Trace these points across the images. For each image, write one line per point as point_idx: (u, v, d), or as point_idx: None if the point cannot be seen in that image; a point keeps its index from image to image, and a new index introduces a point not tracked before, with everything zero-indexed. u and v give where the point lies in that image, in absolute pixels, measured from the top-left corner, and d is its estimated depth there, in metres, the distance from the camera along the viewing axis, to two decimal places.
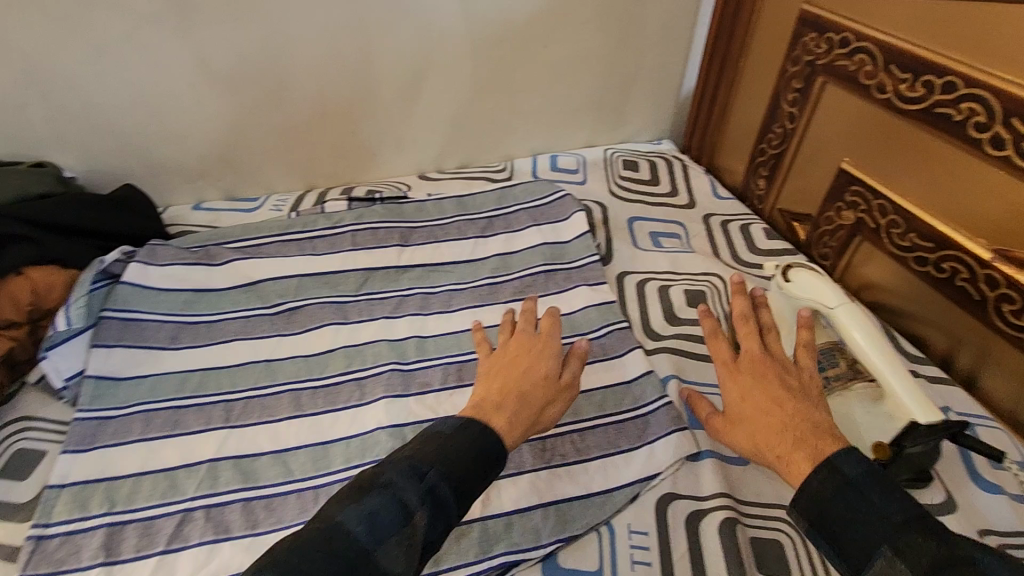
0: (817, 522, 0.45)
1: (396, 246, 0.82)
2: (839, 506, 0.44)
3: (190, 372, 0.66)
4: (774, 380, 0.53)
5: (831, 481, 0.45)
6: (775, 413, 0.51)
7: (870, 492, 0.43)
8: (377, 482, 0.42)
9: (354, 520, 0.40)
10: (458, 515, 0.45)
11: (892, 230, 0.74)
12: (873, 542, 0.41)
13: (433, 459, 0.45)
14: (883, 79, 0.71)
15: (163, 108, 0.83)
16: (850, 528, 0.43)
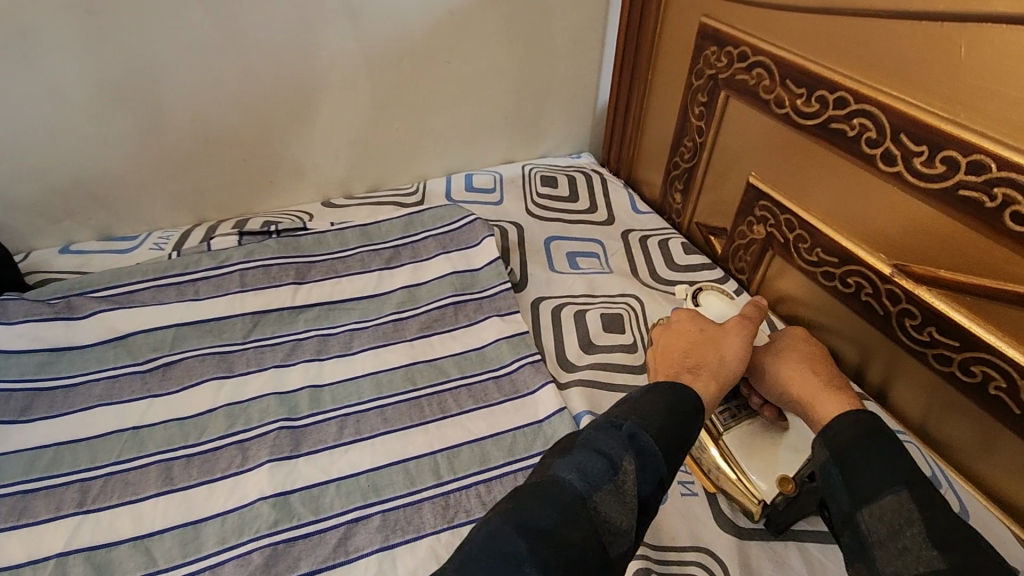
0: (838, 451, 0.48)
1: (291, 285, 0.75)
2: (862, 445, 0.47)
3: (41, 449, 0.58)
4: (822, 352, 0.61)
5: (865, 423, 0.48)
6: (822, 366, 0.58)
7: (898, 446, 0.46)
8: (579, 441, 0.44)
9: (562, 472, 0.41)
10: (669, 468, 0.45)
11: (800, 244, 0.74)
12: (887, 484, 0.45)
13: (636, 412, 0.46)
14: (780, 94, 0.70)
15: (13, 142, 0.74)
16: (867, 464, 0.46)
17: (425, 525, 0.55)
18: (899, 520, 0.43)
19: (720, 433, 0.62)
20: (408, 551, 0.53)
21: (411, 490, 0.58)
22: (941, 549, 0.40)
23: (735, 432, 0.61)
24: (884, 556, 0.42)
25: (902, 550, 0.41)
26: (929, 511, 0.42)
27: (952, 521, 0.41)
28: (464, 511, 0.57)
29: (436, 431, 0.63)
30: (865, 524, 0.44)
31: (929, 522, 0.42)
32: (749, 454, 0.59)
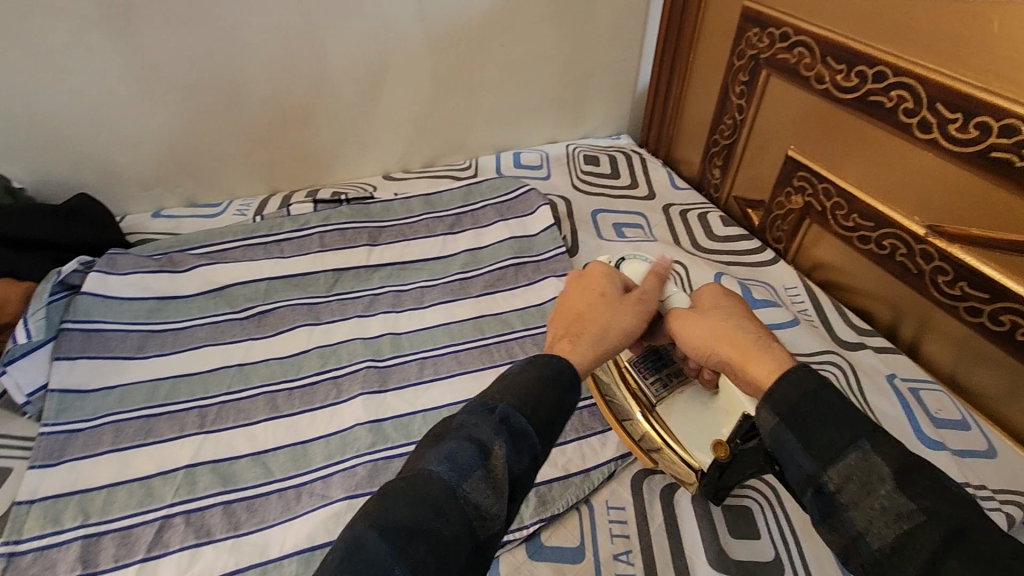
0: (788, 413, 0.41)
1: (365, 246, 0.82)
2: (811, 403, 0.41)
3: (160, 380, 0.65)
4: (743, 307, 0.54)
5: (808, 382, 0.42)
6: (744, 323, 0.50)
7: (846, 398, 0.41)
8: (451, 427, 0.41)
9: (431, 464, 0.38)
10: (545, 446, 0.42)
11: (837, 211, 0.79)
12: (838, 442, 0.39)
13: (509, 391, 0.43)
14: (821, 70, 0.75)
15: (114, 114, 0.80)
16: (824, 423, 0.40)
17: None
18: (866, 476, 0.38)
19: (653, 405, 0.61)
20: None
21: None
22: (918, 501, 0.36)
23: (668, 403, 0.61)
24: (862, 520, 0.37)
25: (878, 511, 0.37)
26: (897, 463, 0.37)
27: (920, 469, 0.37)
28: None
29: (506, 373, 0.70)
30: (833, 486, 0.39)
31: (900, 475, 0.37)
32: (684, 421, 0.59)
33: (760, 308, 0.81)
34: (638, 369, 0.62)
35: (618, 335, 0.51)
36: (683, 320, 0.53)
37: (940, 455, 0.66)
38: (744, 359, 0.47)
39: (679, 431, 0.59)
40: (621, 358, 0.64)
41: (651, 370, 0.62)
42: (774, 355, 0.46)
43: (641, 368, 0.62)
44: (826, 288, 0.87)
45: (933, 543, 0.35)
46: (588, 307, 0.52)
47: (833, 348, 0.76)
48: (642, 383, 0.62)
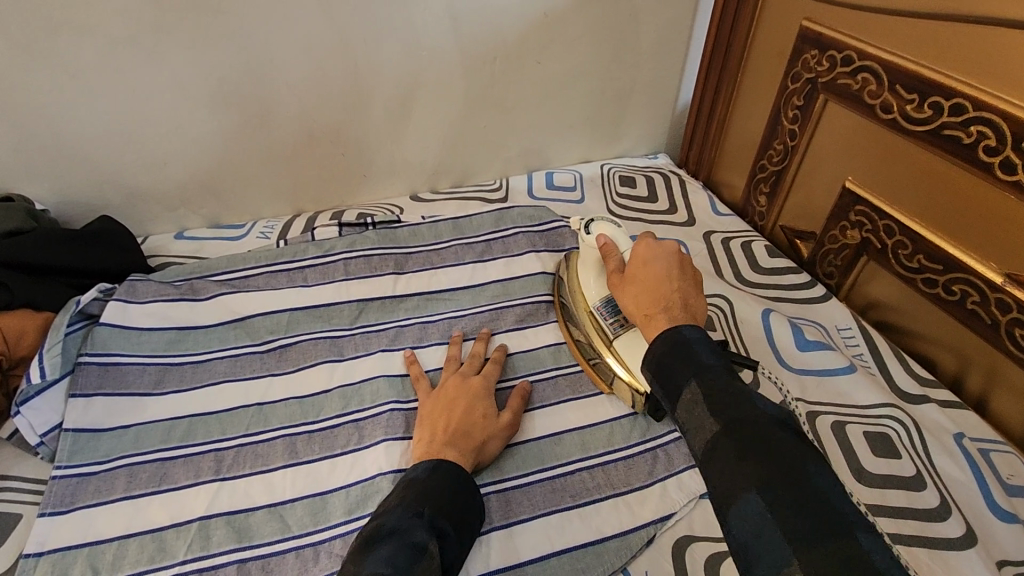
0: (651, 365, 0.52)
1: (391, 274, 0.78)
2: (666, 353, 0.51)
3: (177, 420, 0.62)
4: (674, 263, 0.61)
5: (667, 337, 0.52)
6: (660, 285, 0.58)
7: (688, 347, 0.50)
8: (383, 532, 0.47)
9: (375, 568, 0.43)
10: (463, 547, 0.50)
11: (899, 250, 0.73)
12: (680, 381, 0.48)
13: (425, 498, 0.50)
14: (888, 99, 0.69)
15: (139, 134, 0.78)
16: (669, 369, 0.50)
17: (536, 505, 0.59)
18: (689, 401, 0.47)
19: (610, 340, 0.67)
20: (524, 530, 0.57)
21: (520, 473, 0.61)
22: (718, 414, 0.44)
23: (623, 338, 0.66)
24: (691, 438, 0.46)
25: (698, 429, 0.45)
26: (711, 388, 0.46)
27: (732, 390, 0.45)
28: (571, 495, 0.60)
29: (537, 420, 0.66)
30: (678, 418, 0.48)
31: (713, 398, 0.45)
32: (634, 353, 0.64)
33: (812, 351, 0.75)
34: (600, 311, 0.68)
35: (500, 427, 0.61)
36: (619, 285, 0.63)
37: (1014, 529, 0.60)
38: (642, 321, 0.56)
39: (628, 360, 0.64)
40: (587, 300, 0.70)
41: (611, 313, 0.67)
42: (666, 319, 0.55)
43: (601, 310, 0.68)
44: (882, 330, 0.80)
45: (720, 444, 0.43)
46: (462, 410, 0.61)
47: (894, 400, 0.70)
48: (603, 323, 0.67)
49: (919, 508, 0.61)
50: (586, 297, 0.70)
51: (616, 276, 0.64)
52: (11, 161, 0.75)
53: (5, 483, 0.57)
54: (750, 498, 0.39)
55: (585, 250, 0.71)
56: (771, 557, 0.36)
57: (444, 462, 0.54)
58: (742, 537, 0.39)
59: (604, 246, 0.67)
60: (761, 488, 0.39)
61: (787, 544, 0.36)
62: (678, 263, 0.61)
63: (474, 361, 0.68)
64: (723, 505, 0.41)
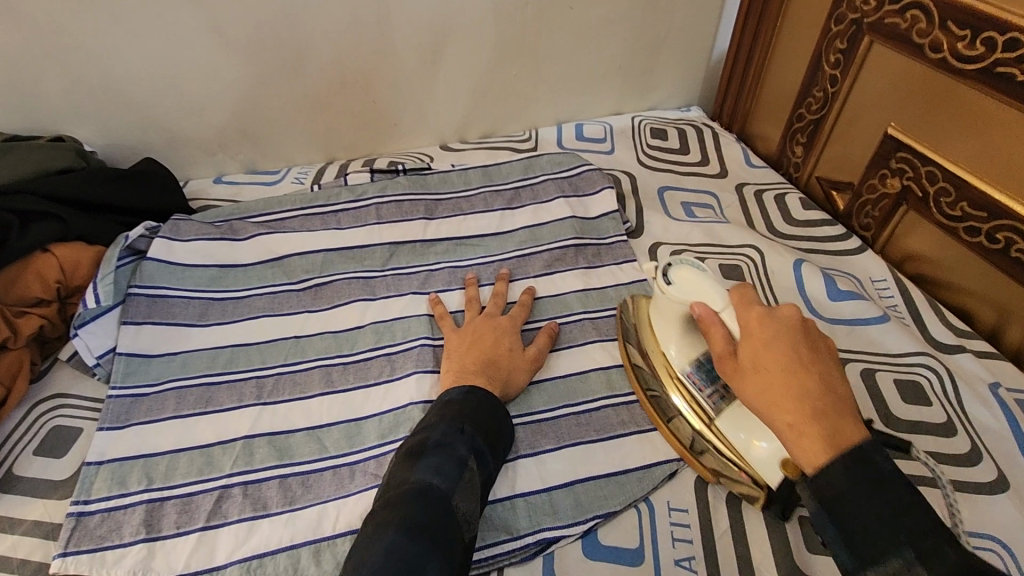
0: (830, 502, 0.41)
1: (421, 219, 0.79)
2: (856, 495, 0.40)
3: (221, 349, 0.65)
4: (801, 338, 0.48)
5: (857, 471, 0.41)
6: (794, 374, 0.45)
7: (898, 488, 0.40)
8: (429, 444, 0.49)
9: (424, 476, 0.47)
10: (496, 462, 0.53)
11: (941, 197, 0.70)
12: (891, 542, 0.38)
13: (466, 416, 0.53)
14: (938, 37, 0.66)
15: (179, 79, 0.80)
16: (863, 513, 0.40)
17: (562, 437, 0.61)
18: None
19: (712, 418, 0.56)
20: (550, 459, 0.59)
21: (547, 408, 0.63)
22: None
23: (726, 414, 0.56)
24: None
25: None
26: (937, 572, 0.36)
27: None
28: (595, 429, 0.62)
29: (563, 360, 0.67)
30: None
31: None
32: (745, 434, 0.54)
33: (845, 301, 0.74)
34: (691, 378, 0.58)
35: (525, 361, 0.63)
36: (731, 372, 0.49)
37: None
38: (785, 432, 0.44)
39: (742, 446, 0.54)
40: (673, 367, 0.60)
41: (707, 381, 0.57)
42: (826, 435, 0.42)
43: (693, 376, 0.58)
44: (919, 283, 0.79)
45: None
46: (490, 345, 0.63)
47: (928, 349, 0.69)
48: (698, 395, 0.57)
49: (948, 453, 0.61)
50: (672, 362, 0.60)
51: (722, 348, 0.51)
52: (60, 104, 0.78)
53: (66, 401, 0.61)
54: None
55: (664, 303, 0.59)
56: None
57: (479, 387, 0.57)
58: None
59: (701, 316, 0.54)
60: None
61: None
62: (803, 337, 0.48)
63: (497, 300, 0.70)
64: None
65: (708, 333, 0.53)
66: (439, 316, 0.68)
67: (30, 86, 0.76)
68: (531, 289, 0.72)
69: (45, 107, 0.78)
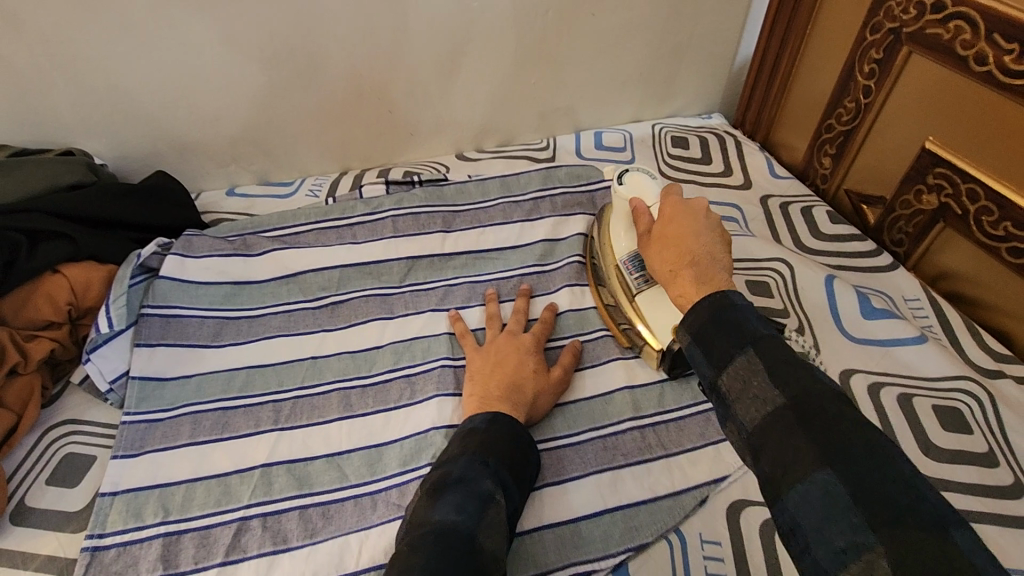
0: (698, 334, 0.47)
1: (439, 232, 0.77)
2: (719, 324, 0.46)
3: (236, 371, 0.63)
4: (698, 220, 0.57)
5: (721, 306, 0.47)
6: (685, 240, 0.55)
7: (748, 315, 0.46)
8: (451, 480, 0.47)
9: (445, 517, 0.44)
10: (523, 496, 0.51)
11: (982, 216, 0.68)
12: (739, 348, 0.44)
13: (489, 448, 0.51)
14: (984, 49, 0.63)
15: (190, 90, 0.78)
16: (722, 335, 0.45)
17: (588, 462, 0.59)
18: (747, 372, 0.43)
19: (633, 296, 0.65)
20: (577, 487, 0.57)
21: (572, 431, 0.61)
22: (779, 389, 0.41)
23: (647, 293, 0.64)
24: (740, 408, 0.42)
25: (751, 398, 0.42)
26: (775, 363, 0.42)
27: (799, 367, 0.41)
28: (623, 454, 0.59)
29: (588, 381, 0.65)
30: (725, 386, 0.44)
31: (773, 374, 0.41)
32: (657, 308, 0.63)
33: (877, 320, 0.72)
34: (625, 265, 0.66)
35: (551, 382, 0.61)
36: (649, 249, 0.60)
37: None
38: (666, 276, 0.55)
39: (650, 317, 0.64)
40: (614, 254, 0.68)
41: (638, 268, 0.66)
42: (695, 275, 0.52)
43: (628, 264, 0.66)
44: (954, 301, 0.76)
45: (787, 421, 0.39)
46: (513, 366, 0.61)
47: (968, 372, 0.67)
48: (627, 277, 0.66)
49: (991, 485, 0.58)
50: (614, 251, 0.68)
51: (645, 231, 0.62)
52: (69, 116, 0.76)
53: (78, 427, 0.60)
54: (821, 475, 0.36)
55: (619, 202, 0.69)
56: (842, 537, 0.33)
57: (502, 413, 0.54)
58: (794, 510, 0.36)
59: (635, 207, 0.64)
60: (834, 463, 0.36)
61: (867, 527, 0.33)
62: (704, 220, 0.57)
63: (519, 317, 0.68)
64: (779, 477, 0.37)
65: (637, 219, 0.63)
66: (462, 334, 0.66)
67: (40, 99, 0.74)
68: (553, 308, 0.70)
69: (54, 119, 0.76)
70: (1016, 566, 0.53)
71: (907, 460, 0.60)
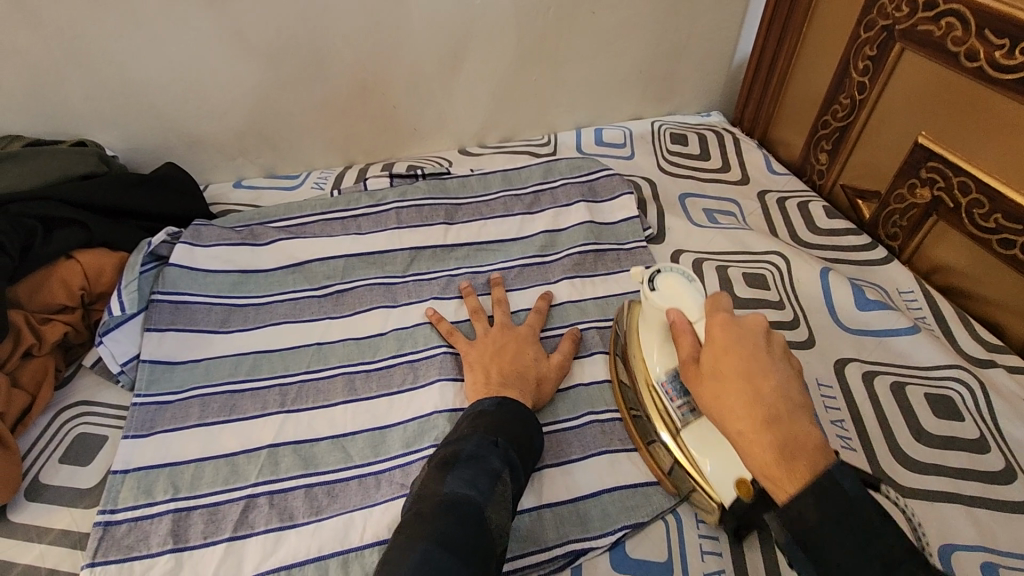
0: (801, 534, 0.40)
1: (442, 224, 0.79)
2: (829, 523, 0.39)
3: (244, 355, 0.65)
4: (756, 346, 0.47)
5: (827, 497, 0.39)
6: (753, 380, 0.44)
7: (864, 509, 0.39)
8: (463, 455, 0.48)
9: (457, 489, 0.45)
10: (526, 477, 0.52)
11: (974, 208, 0.69)
12: (862, 566, 0.38)
13: (499, 429, 0.52)
14: (975, 45, 0.65)
15: (200, 84, 0.80)
16: (834, 541, 0.39)
17: (587, 446, 0.60)
18: None
19: (678, 431, 0.54)
20: (576, 469, 0.58)
21: (572, 416, 0.62)
22: None
23: (693, 428, 0.53)
24: None
25: None
26: None
27: None
28: (621, 439, 0.61)
29: (587, 368, 0.66)
30: None
31: None
32: (709, 455, 0.51)
33: (872, 311, 0.73)
34: (664, 387, 0.56)
35: (551, 369, 0.63)
36: (695, 382, 0.49)
37: None
38: (737, 439, 0.44)
39: (699, 461, 0.52)
40: (649, 375, 0.57)
41: (680, 392, 0.55)
42: (779, 444, 0.42)
43: (668, 388, 0.55)
44: (948, 294, 0.77)
45: None
46: (512, 354, 0.62)
47: (960, 362, 0.68)
48: (668, 406, 0.55)
49: (981, 471, 0.60)
50: (649, 371, 0.57)
51: (689, 361, 0.50)
52: (81, 108, 0.78)
53: (89, 408, 0.61)
54: None
55: (649, 309, 0.59)
56: None
57: (509, 399, 0.56)
58: None
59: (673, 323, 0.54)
60: None
61: None
62: (765, 345, 0.47)
63: (501, 308, 0.69)
64: None
65: (678, 340, 0.53)
66: (448, 332, 0.66)
67: (54, 91, 0.76)
68: (545, 296, 0.71)
69: (67, 111, 0.78)
70: (1004, 547, 0.54)
71: (899, 446, 0.62)
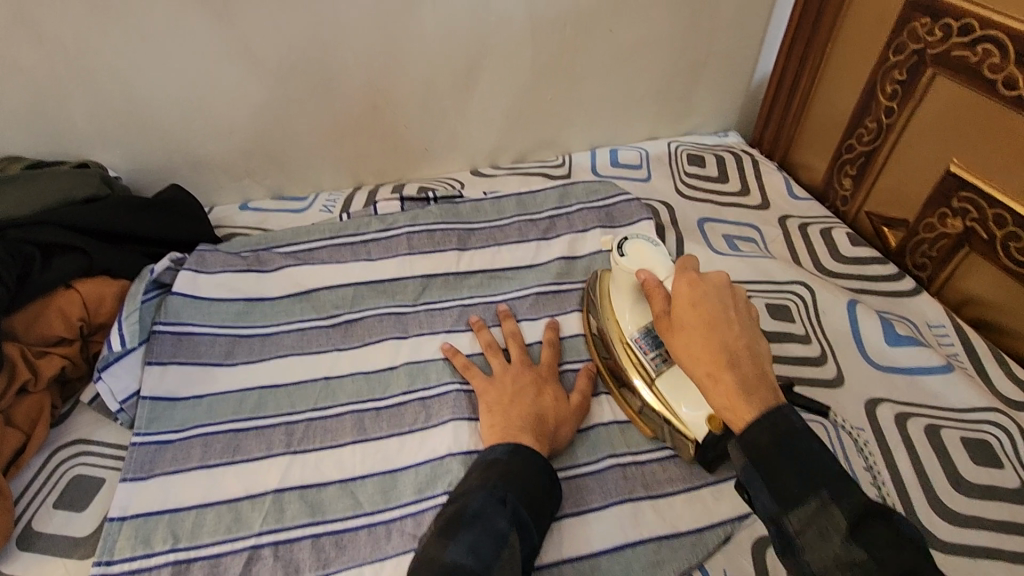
0: (758, 459, 0.43)
1: (455, 250, 0.76)
2: (779, 446, 0.42)
3: (249, 391, 0.62)
4: (719, 298, 0.48)
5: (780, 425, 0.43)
6: (717, 329, 0.46)
7: (813, 442, 0.42)
8: (467, 515, 0.46)
9: (457, 556, 0.43)
10: (541, 536, 0.49)
11: (1010, 241, 0.66)
12: (810, 489, 0.41)
13: (508, 484, 0.49)
14: (1013, 73, 0.62)
15: (206, 103, 0.77)
16: (785, 464, 0.42)
17: (609, 493, 0.57)
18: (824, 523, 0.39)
19: (652, 379, 0.59)
20: (597, 518, 0.55)
21: (593, 459, 0.59)
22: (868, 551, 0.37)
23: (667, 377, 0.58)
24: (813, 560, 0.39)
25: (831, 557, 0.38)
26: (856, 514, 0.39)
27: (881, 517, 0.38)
28: (644, 485, 0.58)
29: (606, 406, 0.64)
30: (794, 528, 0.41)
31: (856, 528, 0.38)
32: (681, 394, 0.57)
33: (903, 347, 0.70)
34: (637, 343, 0.60)
35: (570, 410, 0.60)
36: (664, 329, 0.50)
37: None
38: (704, 380, 0.46)
39: (674, 405, 0.57)
40: (621, 333, 0.62)
41: (651, 346, 0.60)
42: (741, 387, 0.44)
43: (640, 343, 0.60)
44: (980, 328, 0.74)
45: None
46: (530, 396, 0.59)
47: (996, 404, 0.65)
48: (642, 358, 0.60)
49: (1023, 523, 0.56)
50: (621, 328, 0.62)
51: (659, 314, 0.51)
52: (85, 127, 0.76)
53: (87, 448, 0.59)
54: None
55: (619, 274, 0.62)
56: None
57: (524, 444, 0.53)
58: None
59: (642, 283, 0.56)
60: None
61: None
62: (729, 297, 0.49)
63: (516, 342, 0.66)
64: None
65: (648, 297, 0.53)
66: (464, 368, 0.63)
67: (56, 111, 0.74)
68: (552, 325, 0.69)
69: (71, 130, 0.76)
70: None
71: (936, 495, 0.59)
